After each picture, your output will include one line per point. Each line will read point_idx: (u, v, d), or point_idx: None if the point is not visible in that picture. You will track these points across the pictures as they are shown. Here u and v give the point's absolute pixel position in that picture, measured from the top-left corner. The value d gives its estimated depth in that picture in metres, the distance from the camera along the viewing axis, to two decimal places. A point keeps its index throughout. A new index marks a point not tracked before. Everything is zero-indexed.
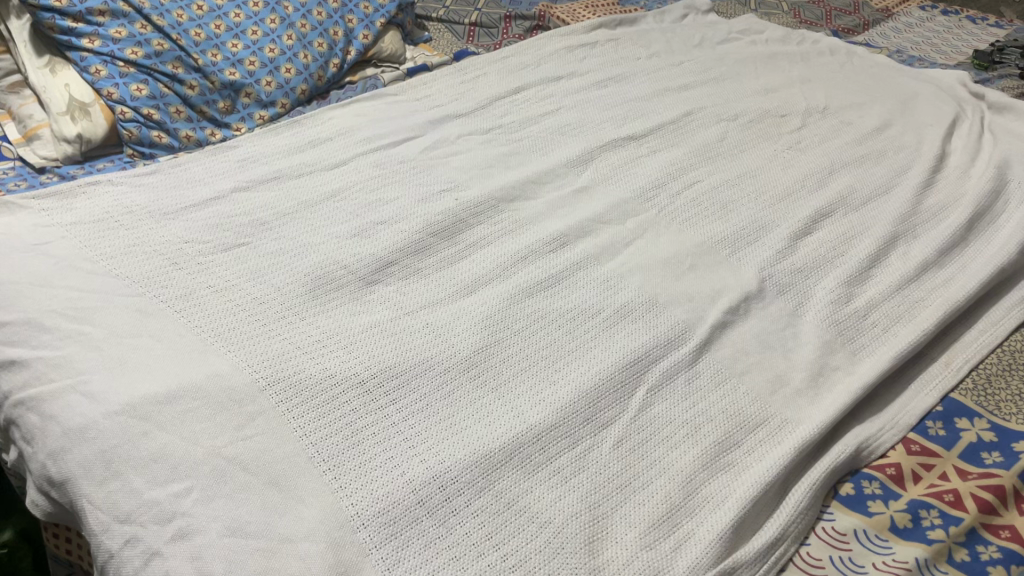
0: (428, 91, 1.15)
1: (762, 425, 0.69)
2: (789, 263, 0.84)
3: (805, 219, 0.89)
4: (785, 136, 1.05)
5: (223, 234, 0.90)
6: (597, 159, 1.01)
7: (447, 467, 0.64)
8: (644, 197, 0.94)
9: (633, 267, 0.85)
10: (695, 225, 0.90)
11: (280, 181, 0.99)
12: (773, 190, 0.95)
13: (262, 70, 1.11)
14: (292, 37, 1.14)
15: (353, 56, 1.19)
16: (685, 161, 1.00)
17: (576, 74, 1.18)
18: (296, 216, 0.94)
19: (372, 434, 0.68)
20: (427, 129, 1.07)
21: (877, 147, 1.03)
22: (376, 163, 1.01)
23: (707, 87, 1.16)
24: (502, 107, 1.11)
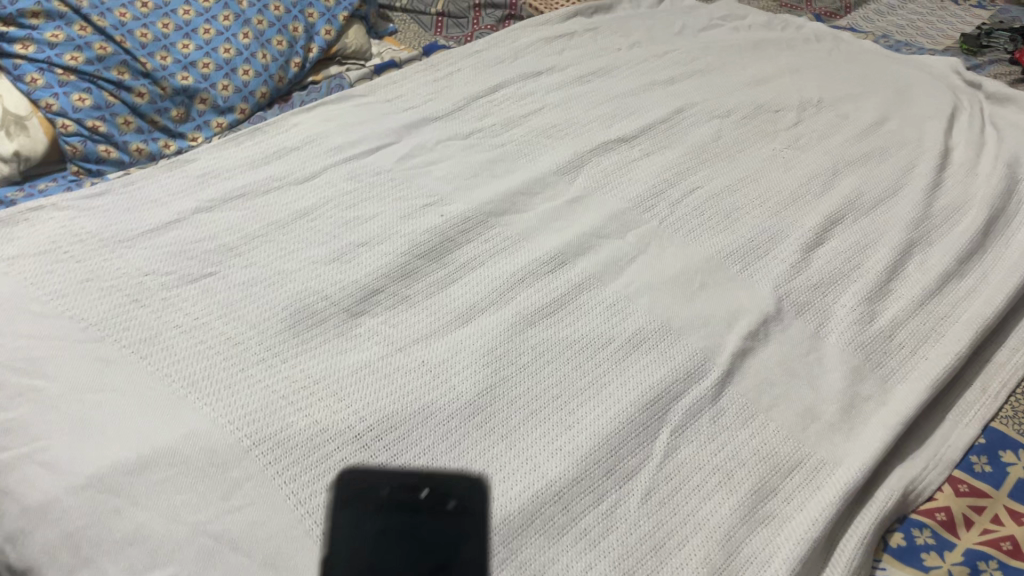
0: (401, 91, 1.07)
1: (798, 468, 0.64)
2: (805, 278, 0.79)
3: (815, 228, 0.84)
4: (782, 134, 1.00)
5: (187, 263, 0.82)
6: (588, 165, 0.95)
7: (466, 534, 0.58)
8: (642, 207, 0.88)
9: (640, 286, 0.79)
10: (701, 237, 0.84)
11: (246, 198, 0.90)
12: (778, 194, 0.90)
13: (218, 73, 1.02)
14: (249, 35, 1.05)
15: (315, 53, 1.10)
16: (682, 164, 0.94)
17: (557, 68, 1.11)
18: (266, 239, 0.85)
19: (378, 498, 0.61)
20: (402, 134, 0.99)
21: (879, 143, 0.98)
22: (351, 175, 0.93)
23: (694, 80, 1.10)
24: (482, 107, 1.04)
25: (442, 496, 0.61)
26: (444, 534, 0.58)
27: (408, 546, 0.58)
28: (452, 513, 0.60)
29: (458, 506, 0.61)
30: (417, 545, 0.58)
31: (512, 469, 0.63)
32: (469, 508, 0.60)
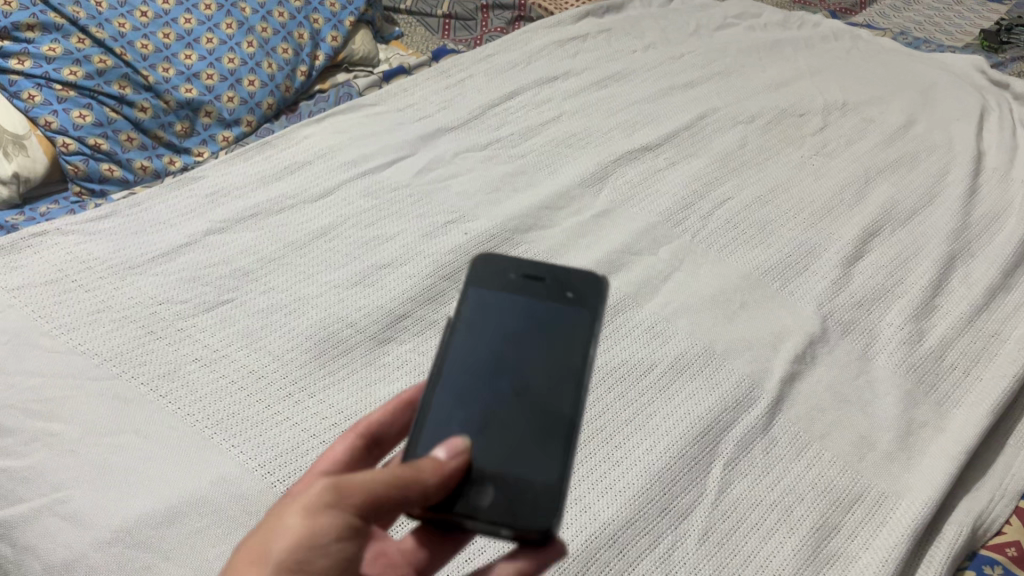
0: (413, 100, 1.03)
1: (859, 502, 0.61)
2: (848, 295, 0.76)
3: (854, 240, 0.81)
4: (809, 140, 0.97)
5: (202, 289, 0.78)
6: (613, 176, 0.91)
7: (584, 321, 0.52)
8: (672, 220, 0.85)
9: (678, 305, 0.76)
10: (736, 253, 0.81)
11: (259, 218, 0.86)
12: (811, 205, 0.87)
13: (223, 84, 0.97)
14: (253, 43, 1.01)
15: (322, 61, 1.06)
16: (709, 173, 0.91)
17: (572, 73, 1.07)
18: (283, 262, 0.82)
19: (503, 284, 0.54)
20: (418, 146, 0.96)
21: (909, 147, 0.96)
22: (368, 191, 0.90)
23: (714, 84, 1.07)
24: (498, 115, 1.00)
25: (556, 290, 0.54)
26: (561, 321, 0.52)
27: (533, 343, 0.51)
28: (555, 306, 0.53)
29: (569, 304, 0.53)
30: (526, 315, 0.53)
31: (587, 329, 0.52)
32: (577, 311, 0.53)
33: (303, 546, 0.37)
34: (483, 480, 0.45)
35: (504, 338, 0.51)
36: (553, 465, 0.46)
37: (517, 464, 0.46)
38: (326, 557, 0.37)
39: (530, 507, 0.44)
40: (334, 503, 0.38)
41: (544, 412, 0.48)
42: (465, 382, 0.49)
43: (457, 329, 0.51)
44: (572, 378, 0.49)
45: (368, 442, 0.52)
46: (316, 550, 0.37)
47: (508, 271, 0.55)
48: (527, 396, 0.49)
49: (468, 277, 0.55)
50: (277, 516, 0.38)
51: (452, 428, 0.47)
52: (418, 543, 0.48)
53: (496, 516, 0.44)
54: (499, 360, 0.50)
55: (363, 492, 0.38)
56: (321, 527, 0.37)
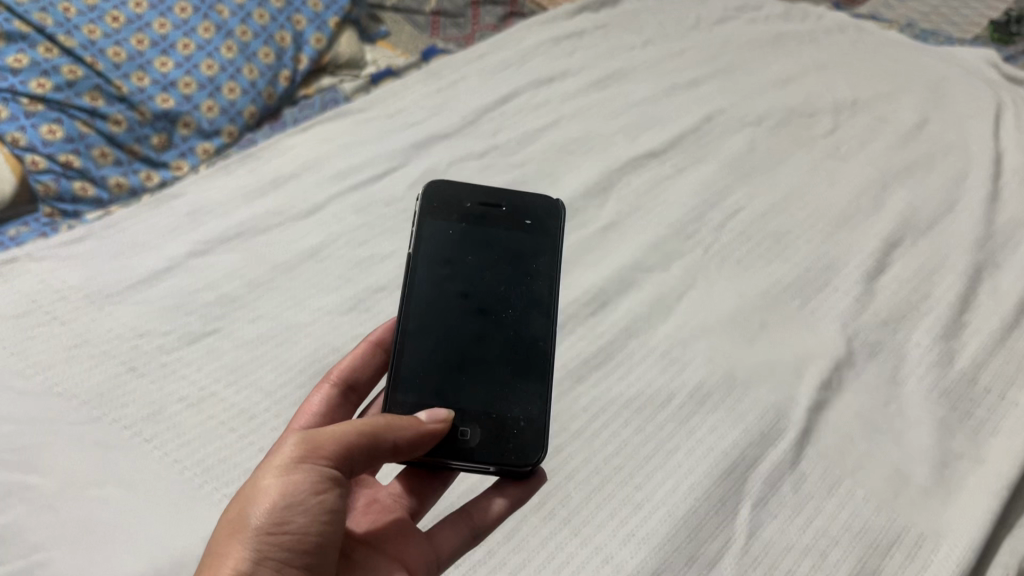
0: (403, 105, 0.98)
1: (898, 544, 0.57)
2: (872, 313, 0.72)
3: (874, 253, 0.77)
4: (820, 142, 0.93)
5: (186, 319, 0.73)
6: (617, 185, 0.87)
7: (542, 250, 0.62)
8: (682, 233, 0.81)
9: (694, 327, 0.72)
10: (751, 268, 0.77)
11: (245, 238, 0.81)
12: (827, 213, 0.83)
13: (201, 93, 0.92)
14: (232, 48, 0.95)
15: (305, 64, 1.01)
16: (719, 181, 0.87)
17: (570, 72, 1.02)
18: (272, 286, 0.77)
19: (462, 211, 0.63)
20: (411, 156, 0.91)
21: (924, 148, 0.91)
22: (359, 206, 0.85)
23: (718, 82, 1.02)
24: (494, 121, 0.95)
25: (514, 218, 0.63)
26: (520, 244, 0.62)
27: (495, 257, 0.62)
28: (515, 233, 0.63)
29: (526, 230, 0.63)
30: (488, 243, 0.62)
31: (544, 250, 0.62)
32: (537, 238, 0.63)
33: (280, 502, 0.43)
34: (468, 422, 0.54)
35: (465, 269, 0.61)
36: (532, 395, 0.56)
37: (495, 393, 0.56)
38: (303, 513, 0.44)
39: (510, 446, 0.54)
40: (305, 461, 0.45)
41: (520, 339, 0.58)
42: (443, 321, 0.58)
43: (426, 266, 0.60)
44: (539, 307, 0.59)
45: (343, 388, 0.62)
46: (294, 505, 0.44)
47: (461, 206, 0.64)
48: (502, 325, 0.59)
49: (424, 209, 0.62)
50: (256, 477, 0.45)
51: (436, 365, 0.56)
52: (405, 490, 0.58)
53: (479, 457, 0.53)
54: (467, 270, 0.61)
55: (341, 440, 0.46)
56: (297, 484, 0.44)
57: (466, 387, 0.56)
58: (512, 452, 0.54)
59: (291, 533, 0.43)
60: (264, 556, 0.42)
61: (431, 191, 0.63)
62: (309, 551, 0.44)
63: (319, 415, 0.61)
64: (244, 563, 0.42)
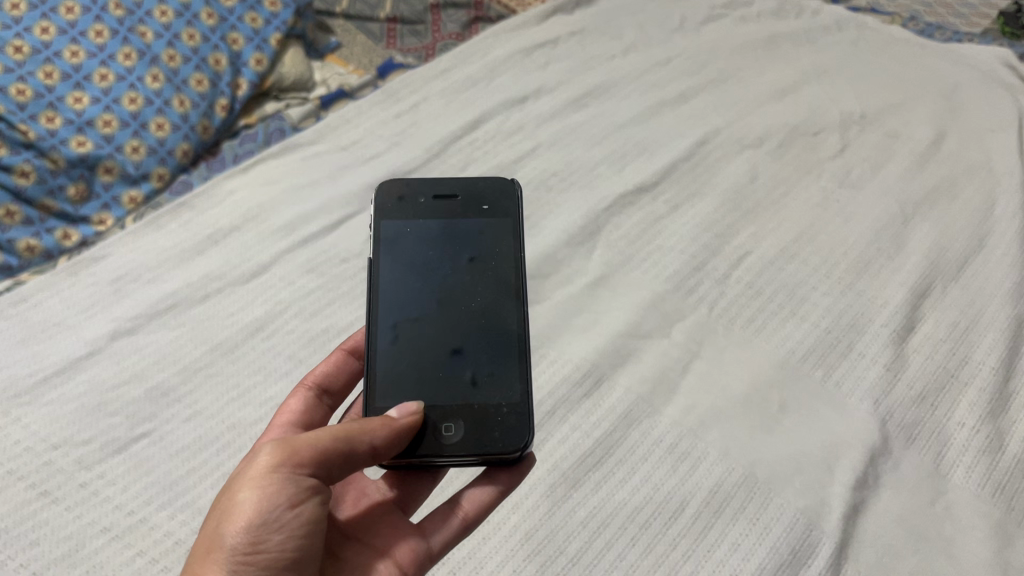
0: (358, 134, 0.86)
1: None
2: (905, 386, 0.63)
3: (902, 307, 0.68)
4: (828, 167, 0.83)
5: (109, 422, 0.62)
6: (606, 229, 0.76)
7: (504, 232, 0.59)
8: (683, 287, 0.71)
9: (705, 411, 0.62)
10: (765, 330, 0.67)
11: (179, 311, 0.70)
12: (843, 258, 0.73)
13: (124, 132, 0.79)
14: (159, 77, 0.82)
15: (245, 90, 0.88)
16: (719, 220, 0.77)
17: (544, 89, 0.91)
18: (211, 373, 0.66)
19: (417, 206, 0.60)
20: (369, 200, 0.80)
21: (944, 169, 0.82)
22: (311, 264, 0.74)
23: (709, 96, 0.92)
24: (462, 152, 0.84)
25: (471, 206, 0.60)
26: (481, 230, 0.59)
27: (456, 248, 0.59)
28: (481, 219, 0.60)
29: (484, 215, 0.60)
30: (453, 235, 0.59)
31: (506, 229, 0.59)
32: (497, 220, 0.59)
33: (255, 521, 0.42)
34: (448, 412, 0.51)
35: (428, 265, 0.57)
36: (515, 382, 0.53)
37: (476, 384, 0.53)
38: (278, 530, 0.43)
39: (496, 433, 0.51)
40: (278, 473, 0.43)
41: (494, 329, 0.55)
42: (411, 318, 0.55)
43: (385, 267, 0.57)
44: (508, 292, 0.56)
45: (318, 391, 0.59)
46: (268, 524, 0.42)
47: (420, 195, 0.60)
48: (473, 314, 0.55)
49: (377, 209, 0.59)
50: (232, 491, 0.43)
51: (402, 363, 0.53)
52: (392, 484, 0.56)
53: (464, 449, 0.50)
54: (428, 267, 0.58)
55: (314, 448, 0.44)
56: (271, 501, 0.43)
57: (439, 381, 0.53)
58: (497, 438, 0.51)
59: (266, 553, 0.42)
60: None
61: (382, 190, 0.60)
62: (287, 568, 0.43)
63: (296, 418, 0.57)
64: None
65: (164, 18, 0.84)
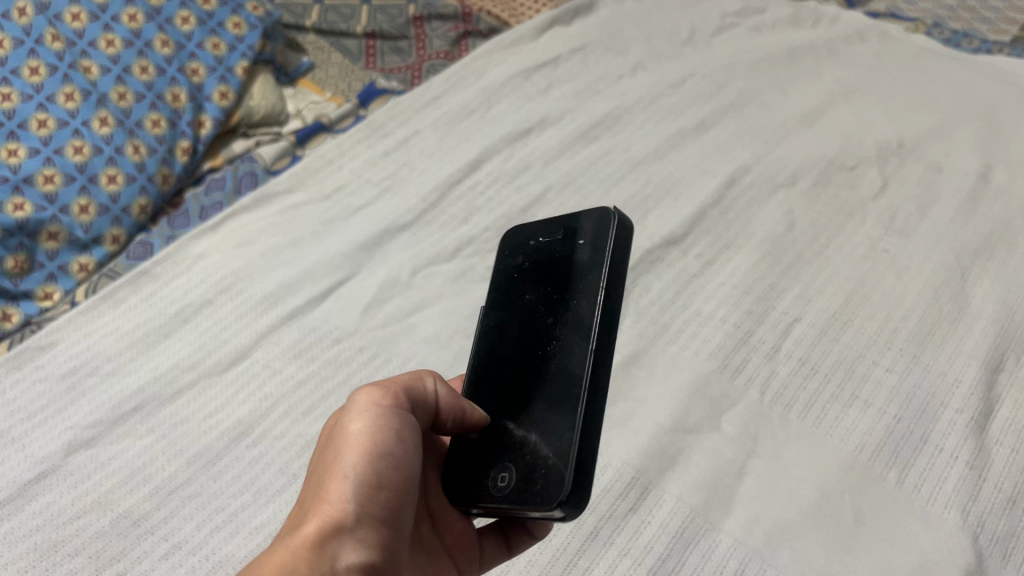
0: (343, 179, 0.76)
1: None
2: (992, 488, 0.55)
3: (976, 388, 0.61)
4: (871, 208, 0.75)
5: (69, 565, 0.52)
6: (634, 293, 0.69)
7: (591, 265, 0.48)
8: (728, 366, 0.63)
9: (771, 527, 0.54)
10: (826, 418, 0.60)
11: (146, 411, 0.60)
12: (902, 322, 0.65)
13: (70, 188, 0.67)
14: (107, 120, 0.70)
15: (210, 129, 0.77)
16: (759, 280, 0.69)
17: (549, 119, 0.82)
18: (189, 492, 0.56)
19: (523, 251, 0.54)
20: (361, 262, 0.70)
21: (999, 208, 0.74)
22: (299, 348, 0.64)
23: (730, 123, 0.83)
24: (463, 201, 0.75)
25: (568, 240, 0.51)
26: (573, 266, 0.49)
27: (545, 284, 0.51)
28: (568, 254, 0.50)
29: (584, 249, 0.49)
30: (545, 272, 0.52)
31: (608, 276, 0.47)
32: (589, 255, 0.48)
33: (372, 451, 0.40)
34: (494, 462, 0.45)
35: (523, 303, 0.51)
36: (566, 435, 0.41)
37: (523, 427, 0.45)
38: (399, 466, 0.41)
39: (530, 487, 0.41)
40: (387, 410, 0.42)
41: (564, 378, 0.44)
42: (498, 383, 0.49)
43: (488, 314, 0.52)
44: (580, 330, 0.46)
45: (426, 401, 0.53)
46: (385, 457, 0.40)
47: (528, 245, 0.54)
48: (547, 360, 0.46)
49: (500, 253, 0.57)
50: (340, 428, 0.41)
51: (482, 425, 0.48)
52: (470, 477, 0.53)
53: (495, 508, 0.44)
54: (523, 308, 0.51)
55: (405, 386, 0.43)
56: (382, 432, 0.41)
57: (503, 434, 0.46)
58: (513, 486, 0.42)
59: (384, 487, 0.40)
60: (365, 513, 0.38)
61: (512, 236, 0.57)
62: (401, 507, 0.41)
63: None
64: (348, 516, 0.38)
65: (111, 49, 0.72)
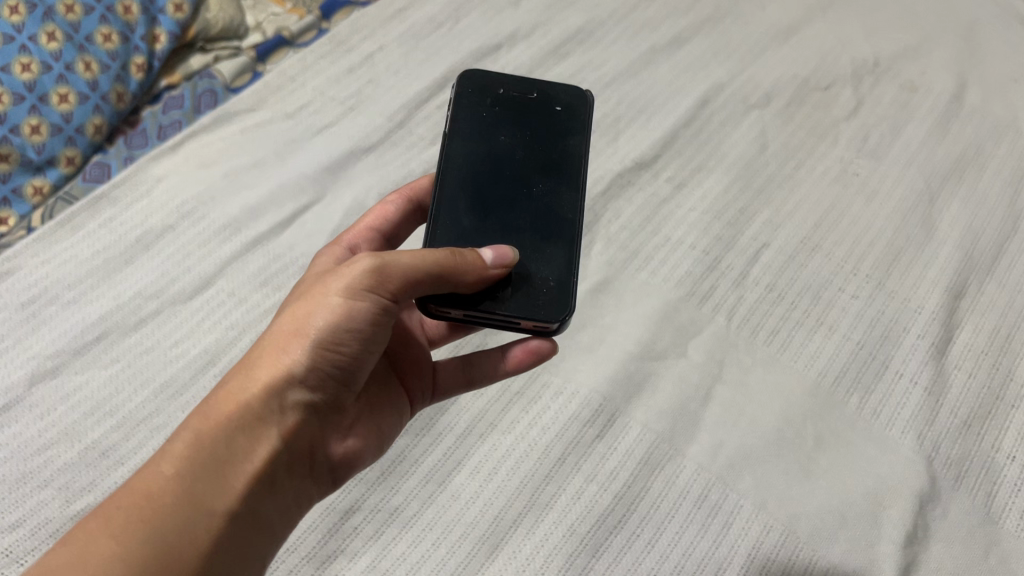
0: (306, 96, 0.74)
1: None
2: (949, 413, 0.57)
3: (938, 314, 0.62)
4: (843, 130, 0.74)
5: (39, 497, 0.52)
6: (604, 218, 0.68)
7: (571, 131, 0.51)
8: (696, 294, 0.64)
9: (733, 454, 0.56)
10: (791, 344, 0.61)
11: (109, 341, 0.59)
12: (869, 248, 0.66)
13: (21, 109, 0.65)
14: (56, 36, 0.67)
15: (165, 44, 0.74)
16: (728, 204, 0.69)
17: (519, 34, 0.80)
18: (157, 422, 0.56)
19: (546, 120, 0.52)
20: (326, 187, 0.69)
21: (971, 130, 0.73)
22: (264, 276, 0.63)
23: (705, 39, 0.81)
24: (431, 120, 0.74)
25: (545, 106, 0.52)
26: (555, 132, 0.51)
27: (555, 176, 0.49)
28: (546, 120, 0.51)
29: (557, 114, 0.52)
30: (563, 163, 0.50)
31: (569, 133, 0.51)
32: (562, 119, 0.52)
33: (340, 327, 0.39)
34: (544, 268, 0.46)
35: (485, 141, 0.50)
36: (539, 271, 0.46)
37: (570, 240, 0.47)
38: (358, 343, 0.40)
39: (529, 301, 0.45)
40: (372, 293, 0.39)
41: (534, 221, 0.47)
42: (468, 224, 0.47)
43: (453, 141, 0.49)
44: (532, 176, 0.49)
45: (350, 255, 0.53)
46: (352, 336, 0.39)
47: (554, 98, 0.52)
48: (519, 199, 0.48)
49: (514, 130, 0.51)
50: (324, 283, 0.40)
51: (480, 236, 0.47)
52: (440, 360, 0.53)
53: (551, 310, 0.45)
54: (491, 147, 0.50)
55: (402, 279, 0.39)
56: (355, 319, 0.39)
57: (546, 244, 0.47)
58: (537, 317, 0.44)
59: (336, 359, 0.40)
60: (311, 378, 0.39)
61: (465, 79, 0.52)
62: (351, 371, 0.41)
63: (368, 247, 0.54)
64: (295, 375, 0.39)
65: None
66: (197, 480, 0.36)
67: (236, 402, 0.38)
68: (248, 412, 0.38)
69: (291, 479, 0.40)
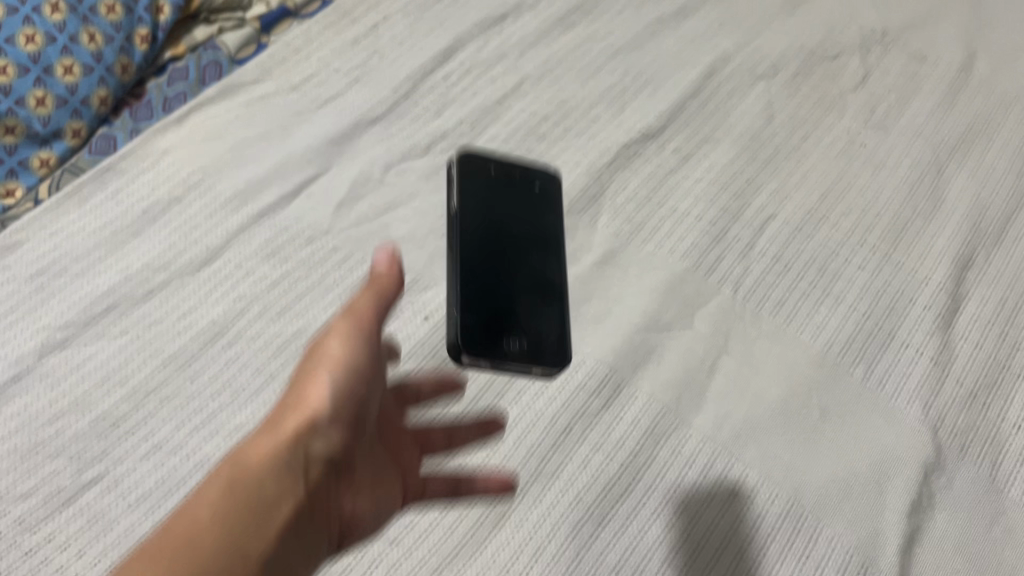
0: (311, 68, 0.73)
1: None
2: (954, 383, 0.57)
3: (944, 285, 0.62)
4: (851, 101, 0.74)
5: (51, 466, 0.52)
6: (611, 190, 0.68)
7: (548, 210, 0.55)
8: (703, 265, 0.64)
9: (739, 425, 0.56)
10: (797, 315, 0.61)
11: (117, 313, 0.59)
12: (876, 219, 0.66)
13: (25, 81, 0.65)
14: (59, 8, 0.66)
15: (169, 15, 0.73)
16: (735, 175, 0.69)
17: (525, 4, 0.79)
18: (167, 393, 0.56)
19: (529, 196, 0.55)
20: (332, 158, 0.68)
21: (979, 102, 0.73)
22: (271, 248, 0.63)
23: (713, 10, 0.80)
24: (436, 91, 0.73)
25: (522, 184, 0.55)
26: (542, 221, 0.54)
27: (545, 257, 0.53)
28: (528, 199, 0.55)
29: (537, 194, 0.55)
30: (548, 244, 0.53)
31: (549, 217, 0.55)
32: (543, 209, 0.55)
33: (342, 378, 0.40)
34: (545, 326, 0.50)
35: (482, 201, 0.53)
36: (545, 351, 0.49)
37: (562, 306, 0.51)
38: (362, 390, 0.41)
39: (538, 353, 0.49)
40: (356, 335, 0.41)
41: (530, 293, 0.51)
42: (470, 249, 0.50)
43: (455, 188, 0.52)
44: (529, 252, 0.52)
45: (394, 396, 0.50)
46: (353, 382, 0.40)
47: (533, 177, 0.56)
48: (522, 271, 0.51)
49: (505, 205, 0.53)
50: (312, 347, 0.41)
51: (481, 258, 0.50)
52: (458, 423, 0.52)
53: (556, 353, 0.50)
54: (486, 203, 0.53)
55: (372, 314, 0.41)
56: (352, 366, 0.40)
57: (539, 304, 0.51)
58: (542, 367, 0.49)
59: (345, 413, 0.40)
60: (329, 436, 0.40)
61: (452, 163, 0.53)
62: (360, 422, 0.41)
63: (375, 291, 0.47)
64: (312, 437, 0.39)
65: None
66: (239, 519, 0.36)
67: (252, 467, 0.38)
68: (268, 472, 0.38)
69: (312, 533, 0.39)
